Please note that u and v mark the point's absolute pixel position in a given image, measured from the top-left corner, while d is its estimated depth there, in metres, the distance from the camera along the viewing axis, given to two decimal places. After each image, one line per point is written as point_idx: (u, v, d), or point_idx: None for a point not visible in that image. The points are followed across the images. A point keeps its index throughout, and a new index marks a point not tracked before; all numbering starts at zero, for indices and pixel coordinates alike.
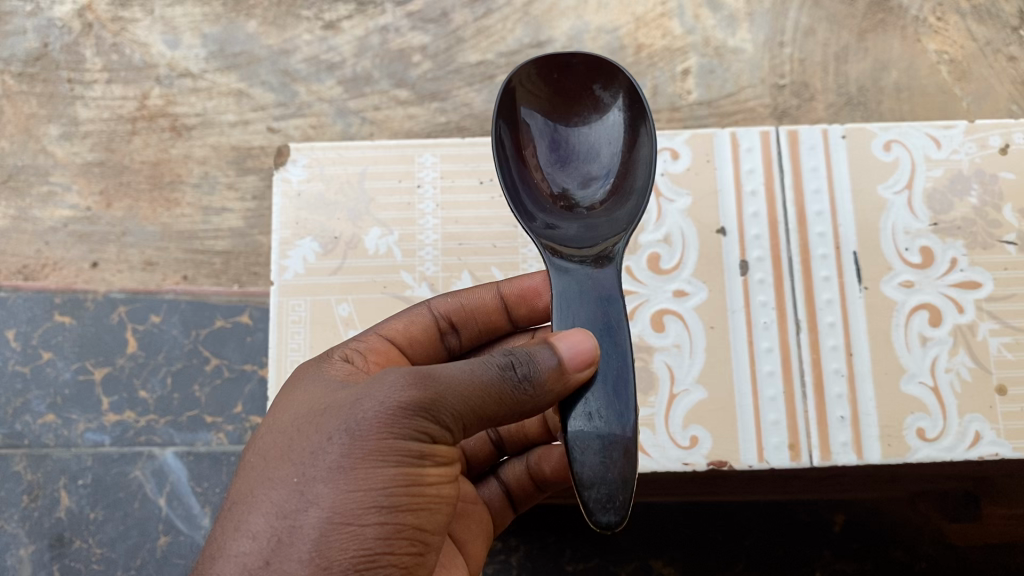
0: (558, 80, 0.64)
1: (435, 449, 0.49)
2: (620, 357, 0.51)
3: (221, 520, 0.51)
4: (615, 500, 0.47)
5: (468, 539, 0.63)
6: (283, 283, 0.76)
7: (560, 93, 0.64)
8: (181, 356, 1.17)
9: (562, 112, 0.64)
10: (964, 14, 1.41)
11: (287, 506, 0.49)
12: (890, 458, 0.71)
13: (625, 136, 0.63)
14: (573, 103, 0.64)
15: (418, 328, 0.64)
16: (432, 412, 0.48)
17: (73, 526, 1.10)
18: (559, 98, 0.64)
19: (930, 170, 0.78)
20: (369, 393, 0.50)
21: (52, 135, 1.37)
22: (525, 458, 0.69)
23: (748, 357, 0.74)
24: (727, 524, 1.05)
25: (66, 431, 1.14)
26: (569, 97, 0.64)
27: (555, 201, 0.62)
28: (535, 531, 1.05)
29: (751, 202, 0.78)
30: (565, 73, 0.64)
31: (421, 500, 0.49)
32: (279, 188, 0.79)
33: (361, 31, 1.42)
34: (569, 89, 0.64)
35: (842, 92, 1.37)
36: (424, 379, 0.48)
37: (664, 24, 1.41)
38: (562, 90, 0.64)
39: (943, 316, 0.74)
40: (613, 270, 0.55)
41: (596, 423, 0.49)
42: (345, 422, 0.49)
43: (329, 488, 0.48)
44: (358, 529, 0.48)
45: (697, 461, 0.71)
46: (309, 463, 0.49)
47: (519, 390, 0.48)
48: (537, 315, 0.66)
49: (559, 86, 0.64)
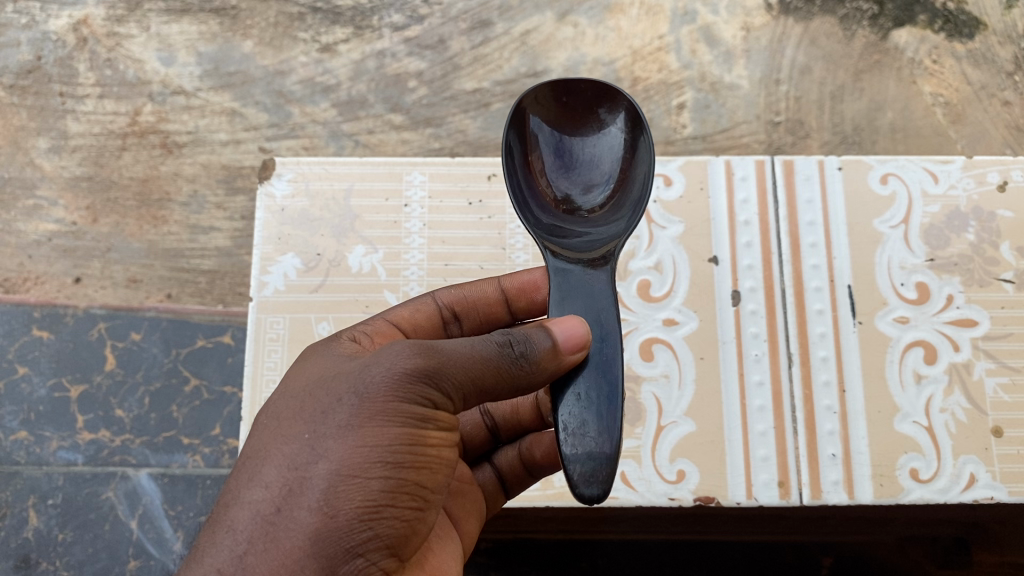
0: (565, 101, 0.63)
1: (439, 413, 0.46)
2: (611, 344, 0.49)
3: (236, 473, 0.49)
4: (599, 474, 0.45)
5: (462, 519, 0.61)
6: (262, 299, 0.74)
7: (566, 114, 0.63)
8: (161, 375, 1.14)
9: (569, 130, 0.63)
10: (960, 58, 1.40)
11: (298, 458, 0.46)
12: (882, 498, 0.69)
13: (624, 153, 0.61)
14: (577, 123, 0.63)
15: (422, 315, 0.61)
16: (434, 379, 0.45)
17: (40, 548, 1.06)
18: (566, 120, 0.63)
19: (927, 206, 0.77)
20: (377, 358, 0.47)
21: (40, 148, 1.34)
22: (517, 443, 0.65)
23: (738, 390, 0.72)
24: (714, 564, 1.02)
25: (38, 449, 1.11)
26: (573, 118, 0.63)
27: (556, 208, 0.60)
28: (517, 567, 1.02)
29: (744, 231, 0.76)
30: (571, 91, 0.62)
31: (425, 460, 0.46)
32: (262, 204, 0.77)
33: (357, 55, 1.42)
34: (573, 111, 0.63)
35: (837, 130, 1.36)
36: (430, 347, 0.46)
37: (660, 58, 1.41)
38: (568, 111, 0.63)
39: (938, 353, 0.72)
40: (606, 272, 0.53)
41: (586, 405, 0.47)
42: (355, 383, 0.47)
43: (336, 443, 0.45)
44: (364, 481, 0.45)
45: (683, 496, 0.69)
46: (319, 420, 0.47)
47: (516, 367, 0.46)
48: (536, 310, 0.64)
49: (566, 108, 0.63)
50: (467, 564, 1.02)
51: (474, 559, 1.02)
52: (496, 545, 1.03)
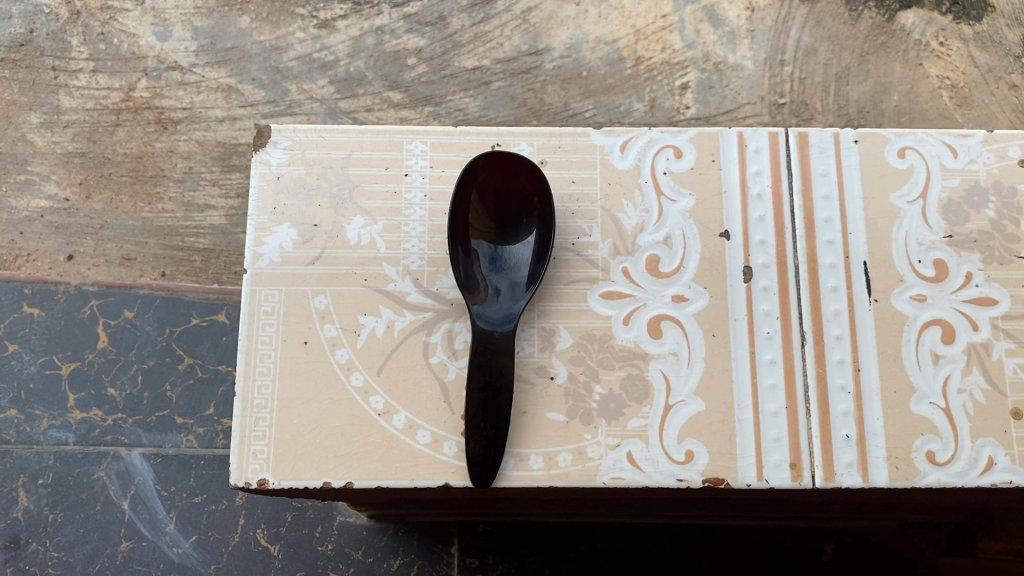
0: (493, 164, 0.72)
1: None
2: None
3: None
4: None
5: None
6: (257, 271, 0.72)
7: (493, 188, 0.72)
8: (154, 353, 1.11)
9: (477, 219, 0.71)
10: (967, 40, 1.38)
11: None
12: (898, 481, 0.67)
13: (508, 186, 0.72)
14: (537, 188, 0.72)
15: None
16: None
17: (30, 529, 1.02)
18: (485, 194, 0.72)
19: (945, 180, 0.74)
20: None
21: (32, 123, 1.31)
22: None
23: (749, 369, 0.69)
24: (716, 550, 1.00)
25: (28, 428, 1.07)
26: (518, 191, 0.71)
27: (484, 286, 0.69)
28: (514, 550, 1.00)
29: (756, 205, 0.73)
30: (492, 163, 0.72)
31: None
32: (257, 171, 0.74)
33: (355, 31, 1.38)
34: (510, 182, 0.72)
35: (842, 113, 1.33)
36: None
37: (664, 38, 1.38)
38: (495, 182, 0.72)
39: (956, 333, 0.70)
40: None
41: None
42: None
43: None
44: None
45: (692, 477, 0.67)
46: None
47: None
48: None
49: (462, 183, 0.71)
50: (462, 546, 1.01)
51: (470, 541, 1.01)
52: (495, 528, 1.02)
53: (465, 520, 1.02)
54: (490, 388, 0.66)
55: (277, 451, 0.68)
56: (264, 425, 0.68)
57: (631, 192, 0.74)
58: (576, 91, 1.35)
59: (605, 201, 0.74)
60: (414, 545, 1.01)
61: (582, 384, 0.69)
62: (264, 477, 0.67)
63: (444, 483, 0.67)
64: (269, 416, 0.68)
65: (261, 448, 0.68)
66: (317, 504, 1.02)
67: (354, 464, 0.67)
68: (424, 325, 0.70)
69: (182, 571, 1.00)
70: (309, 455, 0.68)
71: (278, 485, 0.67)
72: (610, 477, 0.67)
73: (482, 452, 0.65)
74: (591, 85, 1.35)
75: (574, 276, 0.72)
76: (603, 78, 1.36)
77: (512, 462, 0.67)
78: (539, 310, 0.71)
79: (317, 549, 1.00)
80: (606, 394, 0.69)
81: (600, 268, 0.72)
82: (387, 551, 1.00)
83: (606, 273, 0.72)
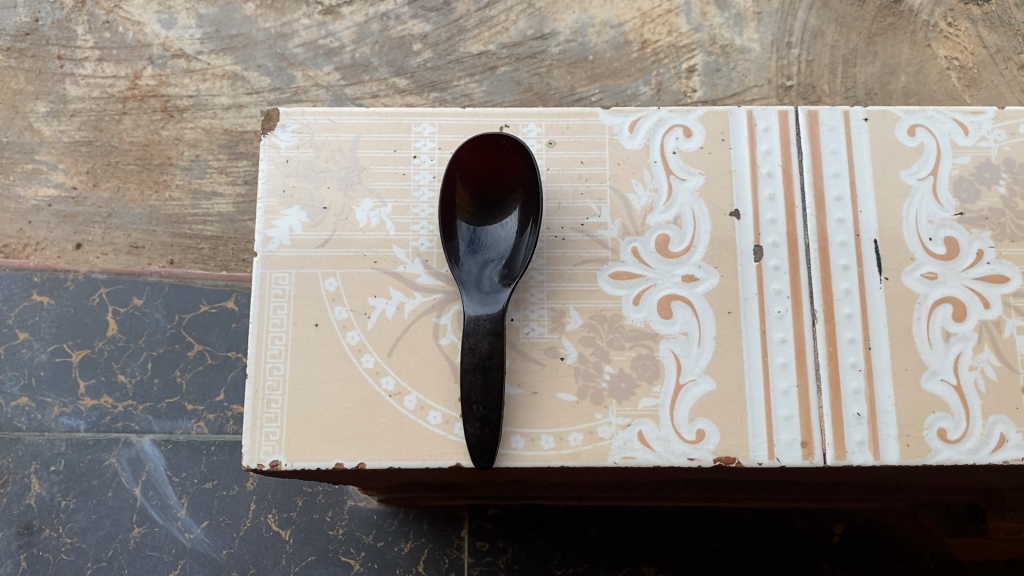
0: (478, 150, 0.72)
1: None
2: None
3: None
4: None
5: None
6: (267, 254, 0.72)
7: (482, 172, 0.72)
8: (163, 340, 1.11)
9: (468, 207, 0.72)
10: (975, 21, 1.37)
11: None
12: (909, 459, 0.67)
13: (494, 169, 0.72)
14: (526, 170, 0.71)
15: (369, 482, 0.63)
16: None
17: (43, 515, 1.02)
18: (471, 180, 0.72)
19: (956, 158, 0.74)
20: None
21: (39, 112, 1.31)
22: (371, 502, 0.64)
23: (760, 348, 0.69)
24: (724, 531, 1.00)
25: (40, 415, 1.07)
26: (505, 174, 0.72)
27: (470, 269, 0.70)
28: (524, 533, 1.00)
29: (766, 184, 0.73)
30: (477, 147, 0.71)
31: None
32: (266, 155, 0.74)
33: (361, 18, 1.38)
34: (499, 163, 0.72)
35: (850, 95, 1.32)
36: None
37: (670, 21, 1.38)
38: (482, 165, 0.72)
39: (967, 310, 0.70)
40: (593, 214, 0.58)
41: None
42: None
43: None
44: None
45: (703, 457, 0.67)
46: None
47: None
48: None
49: (450, 171, 0.72)
50: (473, 529, 1.01)
51: (480, 524, 1.01)
52: (505, 511, 1.02)
53: (475, 504, 1.02)
54: (482, 369, 0.65)
55: (290, 433, 0.68)
56: (276, 407, 0.68)
57: (641, 171, 0.74)
58: (581, 75, 1.35)
59: (614, 180, 0.74)
60: (424, 529, 1.01)
61: (593, 363, 0.69)
62: (277, 459, 0.67)
63: (455, 464, 0.67)
64: (281, 398, 0.69)
65: (273, 430, 0.68)
66: (328, 488, 1.03)
67: (366, 445, 0.68)
68: (434, 306, 0.70)
69: (194, 557, 1.00)
70: (321, 437, 0.68)
71: (291, 467, 0.67)
72: (621, 456, 0.67)
73: (478, 433, 0.65)
74: (597, 69, 1.35)
75: (583, 257, 0.72)
76: (609, 62, 1.35)
77: (523, 442, 0.67)
78: (549, 290, 0.71)
79: (329, 533, 1.00)
80: (617, 373, 0.69)
81: (610, 248, 0.72)
82: (398, 533, 1.00)
83: (616, 254, 0.72)
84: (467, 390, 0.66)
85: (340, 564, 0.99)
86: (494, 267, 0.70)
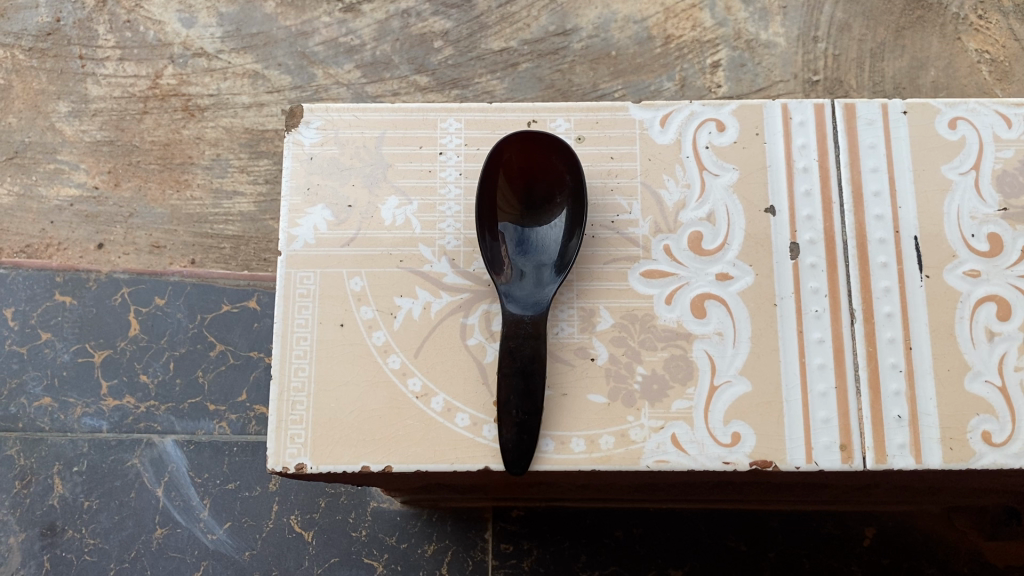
0: (521, 145, 0.70)
1: None
2: None
3: None
4: None
5: None
6: (291, 253, 0.70)
7: (521, 169, 0.70)
8: (185, 340, 1.11)
9: (504, 201, 0.70)
10: (1007, 14, 1.34)
11: None
12: (952, 463, 0.65)
13: (538, 166, 0.70)
14: (570, 166, 0.70)
15: None
16: None
17: (66, 515, 1.01)
18: (510, 176, 0.70)
19: (999, 151, 0.72)
20: None
21: (61, 112, 1.31)
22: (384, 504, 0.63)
23: (796, 348, 0.67)
24: (753, 533, 0.98)
25: (63, 416, 1.06)
26: (549, 170, 0.70)
27: (509, 268, 0.68)
28: (548, 535, 0.98)
29: (803, 179, 0.71)
30: (524, 142, 0.70)
31: None
32: (290, 152, 0.73)
33: (381, 15, 1.37)
34: (544, 162, 0.70)
35: (877, 89, 1.30)
36: None
37: (694, 15, 1.35)
38: (525, 162, 0.70)
39: (1012, 309, 0.68)
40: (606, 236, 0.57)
41: None
42: None
43: None
44: None
45: (739, 460, 0.65)
46: None
47: None
48: None
49: (489, 164, 0.70)
50: (496, 531, 1.00)
51: (504, 526, 1.00)
52: (529, 514, 1.00)
53: (499, 505, 1.00)
54: (521, 373, 0.64)
55: (315, 434, 0.67)
56: (301, 408, 0.67)
57: (673, 166, 0.72)
58: (604, 71, 1.33)
59: (645, 176, 0.72)
60: (448, 530, 0.99)
61: (624, 364, 0.67)
62: (302, 461, 0.66)
63: (484, 467, 0.65)
64: (306, 400, 0.67)
65: (299, 432, 0.67)
66: (350, 490, 1.01)
67: (392, 447, 0.66)
68: (461, 306, 0.69)
69: (216, 558, 0.99)
70: (346, 439, 0.66)
71: (317, 470, 0.66)
72: (654, 460, 0.65)
73: (516, 438, 0.64)
74: (620, 64, 1.33)
75: (614, 255, 0.70)
76: (632, 58, 1.33)
77: (553, 445, 0.65)
78: (579, 290, 0.69)
79: (352, 535, 0.99)
80: (649, 375, 0.67)
81: (641, 246, 0.70)
82: (421, 535, 0.99)
83: (647, 252, 0.70)
84: (505, 394, 0.65)
85: (364, 567, 0.98)
86: (540, 267, 0.68)
